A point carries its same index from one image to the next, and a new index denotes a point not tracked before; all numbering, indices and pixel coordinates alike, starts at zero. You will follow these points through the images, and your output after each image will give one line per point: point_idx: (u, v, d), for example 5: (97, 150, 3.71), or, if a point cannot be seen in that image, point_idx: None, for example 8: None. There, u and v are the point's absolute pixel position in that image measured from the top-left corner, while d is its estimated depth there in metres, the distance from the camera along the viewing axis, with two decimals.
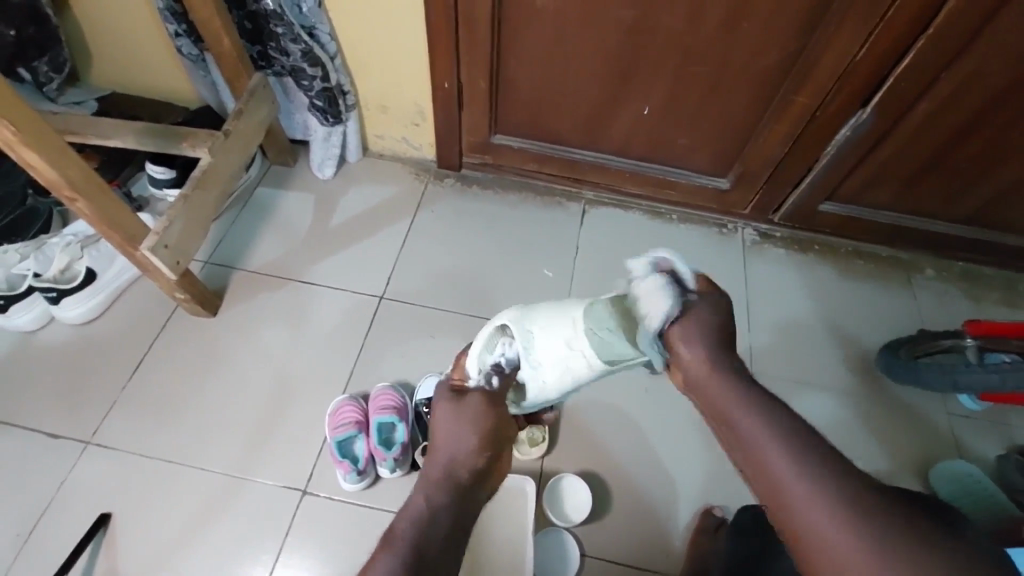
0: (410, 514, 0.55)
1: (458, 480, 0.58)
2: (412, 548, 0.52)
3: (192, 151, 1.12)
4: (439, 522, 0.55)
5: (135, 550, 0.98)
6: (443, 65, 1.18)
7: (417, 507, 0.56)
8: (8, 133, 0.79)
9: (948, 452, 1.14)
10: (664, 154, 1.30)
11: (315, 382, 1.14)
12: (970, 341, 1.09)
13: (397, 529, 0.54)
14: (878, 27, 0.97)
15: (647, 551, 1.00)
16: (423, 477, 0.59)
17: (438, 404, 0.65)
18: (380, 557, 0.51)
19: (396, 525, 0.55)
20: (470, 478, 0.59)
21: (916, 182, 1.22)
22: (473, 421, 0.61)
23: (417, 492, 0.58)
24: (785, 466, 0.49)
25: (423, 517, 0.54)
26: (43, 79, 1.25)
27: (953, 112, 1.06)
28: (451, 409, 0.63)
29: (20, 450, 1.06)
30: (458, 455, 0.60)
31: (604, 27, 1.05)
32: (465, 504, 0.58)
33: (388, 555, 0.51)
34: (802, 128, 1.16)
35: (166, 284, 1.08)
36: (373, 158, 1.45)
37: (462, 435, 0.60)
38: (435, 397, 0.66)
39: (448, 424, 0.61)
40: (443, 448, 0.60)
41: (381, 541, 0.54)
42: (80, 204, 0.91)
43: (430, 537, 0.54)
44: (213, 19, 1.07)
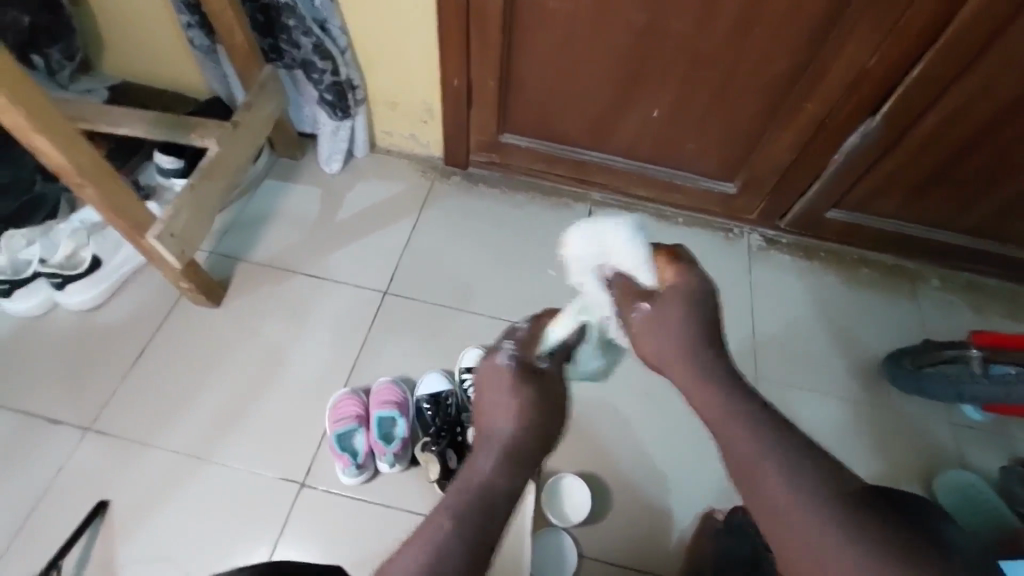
0: (469, 486, 0.55)
1: (514, 453, 0.59)
2: (469, 516, 0.52)
3: (200, 141, 1.12)
4: (494, 497, 0.55)
5: (132, 538, 0.98)
6: (453, 62, 1.18)
7: (471, 478, 0.56)
8: (18, 118, 0.79)
9: (949, 463, 1.13)
10: (671, 157, 1.30)
11: (316, 374, 1.14)
12: (975, 352, 1.06)
13: (455, 499, 0.54)
14: (891, 33, 0.96)
15: (644, 554, 1.00)
16: (475, 457, 0.59)
17: (486, 381, 0.66)
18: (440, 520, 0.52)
19: (451, 495, 0.55)
20: (526, 447, 0.61)
21: (924, 192, 1.21)
22: (518, 399, 0.62)
23: (470, 468, 0.58)
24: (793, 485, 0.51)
25: (485, 487, 0.55)
26: (56, 67, 1.25)
27: (964, 123, 1.06)
28: (508, 376, 0.64)
29: (20, 434, 1.06)
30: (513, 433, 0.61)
31: (615, 28, 1.05)
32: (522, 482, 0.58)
33: (443, 524, 0.51)
34: (810, 135, 1.16)
35: (171, 273, 1.09)
36: (381, 154, 1.45)
37: (513, 410, 0.62)
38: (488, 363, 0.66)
39: (500, 400, 0.63)
40: (494, 426, 0.62)
41: (434, 511, 0.53)
42: (88, 190, 0.91)
43: (486, 512, 0.53)
44: (225, 11, 1.08)
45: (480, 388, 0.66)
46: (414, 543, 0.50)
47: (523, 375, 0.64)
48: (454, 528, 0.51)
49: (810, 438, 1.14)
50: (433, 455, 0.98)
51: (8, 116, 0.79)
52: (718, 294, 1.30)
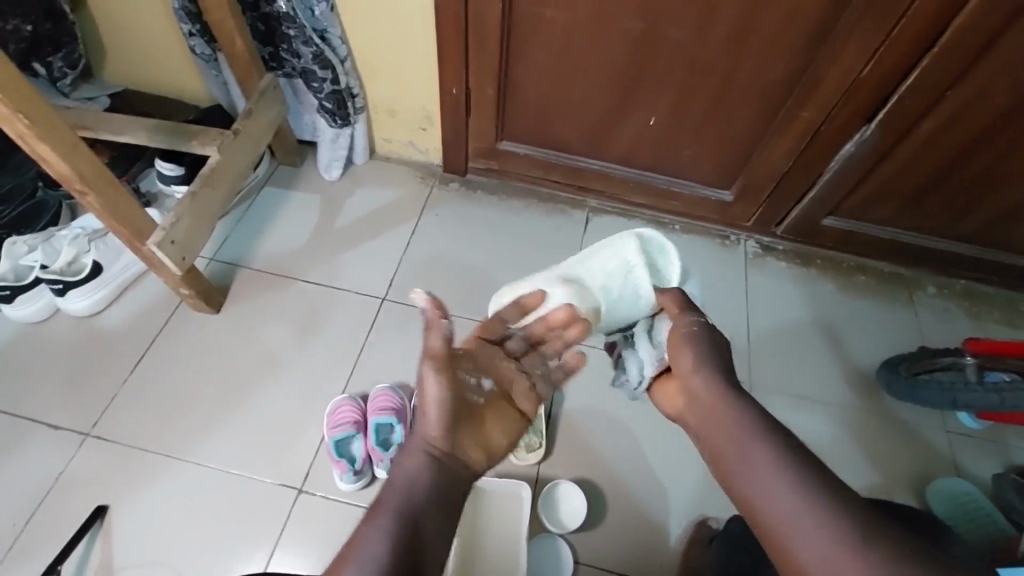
0: (398, 496, 0.53)
1: (438, 464, 0.57)
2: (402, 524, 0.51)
3: (201, 149, 1.13)
4: (420, 498, 0.54)
5: (130, 543, 0.98)
6: (452, 71, 1.19)
7: (395, 488, 0.54)
8: (22, 127, 0.80)
9: (945, 470, 1.13)
10: (668, 165, 1.31)
11: (314, 380, 1.15)
12: (969, 359, 1.09)
13: (381, 510, 0.52)
14: (884, 42, 0.97)
15: (640, 560, 1.00)
16: (399, 460, 0.56)
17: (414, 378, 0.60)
18: (367, 529, 0.51)
19: (378, 506, 0.53)
20: (455, 456, 0.59)
21: (918, 199, 1.22)
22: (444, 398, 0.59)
23: (394, 476, 0.55)
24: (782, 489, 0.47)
25: (410, 498, 0.53)
26: (57, 74, 1.27)
27: (956, 132, 1.07)
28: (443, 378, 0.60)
29: (19, 438, 1.06)
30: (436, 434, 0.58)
31: (612, 36, 1.06)
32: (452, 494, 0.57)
33: (375, 542, 0.49)
34: (806, 143, 1.17)
35: (172, 280, 1.09)
36: (380, 161, 1.47)
37: (439, 414, 0.58)
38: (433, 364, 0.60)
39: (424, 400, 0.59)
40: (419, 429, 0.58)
41: (360, 525, 0.51)
42: (90, 197, 0.92)
43: (413, 518, 0.52)
44: (227, 21, 1.09)
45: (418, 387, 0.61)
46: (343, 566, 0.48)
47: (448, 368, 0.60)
48: (388, 542, 0.49)
49: (805, 444, 1.14)
50: None
51: (12, 126, 0.80)
52: (715, 301, 1.31)
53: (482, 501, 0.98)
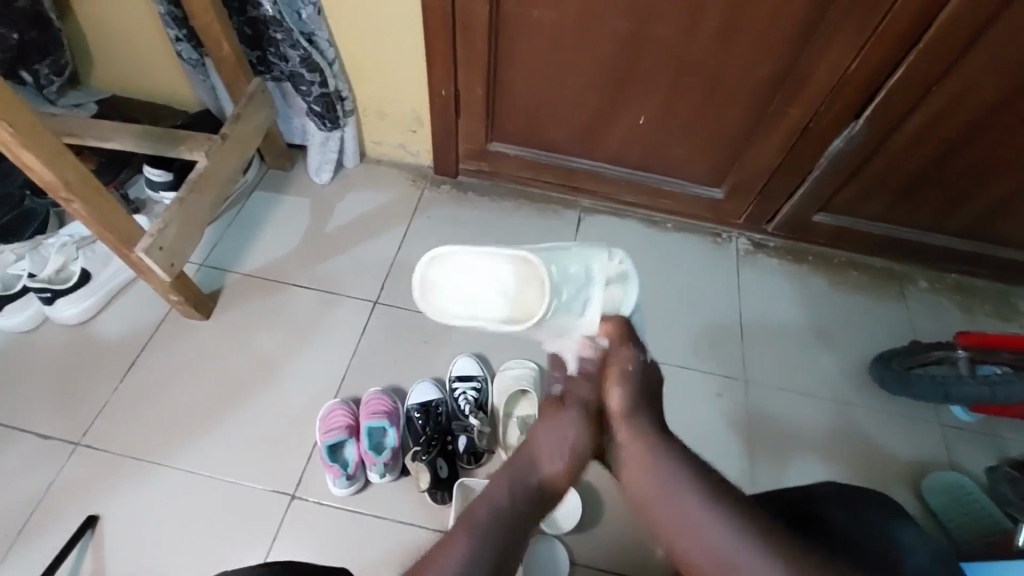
0: (496, 506, 0.62)
1: (537, 494, 0.64)
2: (495, 530, 0.60)
3: (189, 154, 1.12)
4: (518, 510, 0.62)
5: (122, 552, 0.98)
6: (441, 73, 1.19)
7: (492, 496, 0.63)
8: (5, 135, 0.79)
9: (939, 464, 1.14)
10: (659, 164, 1.31)
11: (307, 385, 1.14)
12: (961, 353, 1.09)
13: (478, 513, 0.61)
14: (870, 38, 0.98)
15: (636, 560, 1.00)
16: (497, 479, 0.65)
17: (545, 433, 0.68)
18: (460, 534, 0.60)
19: (475, 509, 0.62)
20: (550, 490, 0.66)
21: (908, 194, 1.23)
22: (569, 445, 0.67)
23: (494, 489, 0.64)
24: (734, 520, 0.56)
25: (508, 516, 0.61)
26: (44, 82, 1.26)
27: (944, 126, 1.07)
28: (556, 426, 0.68)
29: (9, 449, 1.05)
30: (546, 472, 0.66)
31: (600, 36, 1.06)
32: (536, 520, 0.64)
33: (468, 537, 0.59)
34: (796, 140, 1.17)
35: (161, 286, 1.09)
36: (370, 164, 1.46)
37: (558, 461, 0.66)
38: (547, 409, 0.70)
39: (545, 445, 0.67)
40: (529, 465, 0.65)
41: (460, 522, 0.61)
42: (76, 205, 0.91)
43: (502, 525, 0.61)
44: (213, 26, 1.08)
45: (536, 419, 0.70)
46: (440, 553, 0.58)
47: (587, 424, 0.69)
48: (478, 539, 0.59)
49: (800, 440, 1.14)
50: (423, 465, 0.99)
51: None
52: (708, 299, 1.31)
53: None
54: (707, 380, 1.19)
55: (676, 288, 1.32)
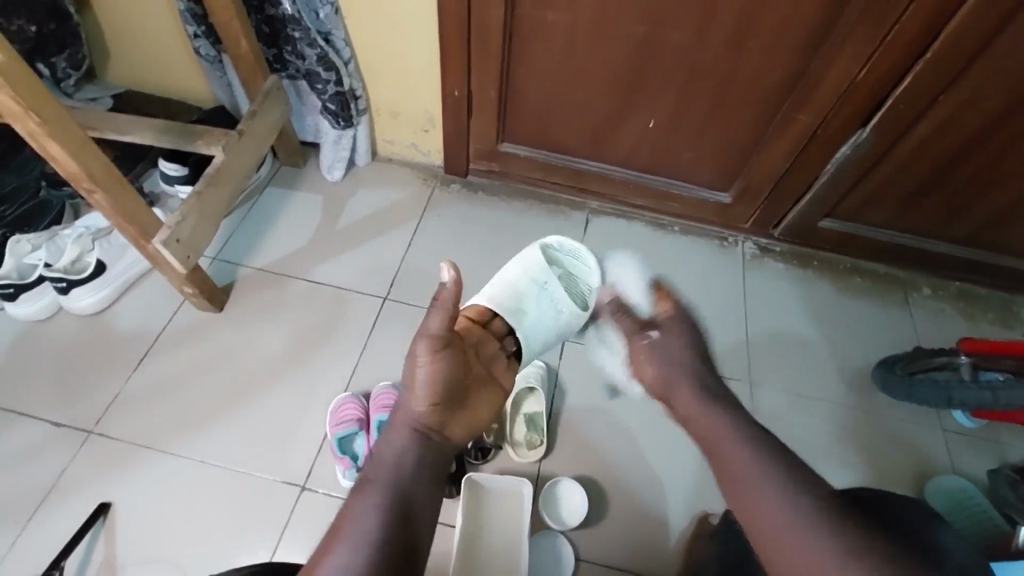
0: (383, 466, 0.69)
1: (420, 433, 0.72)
2: (383, 496, 0.65)
3: (206, 148, 1.14)
4: (412, 446, 0.71)
5: (133, 540, 0.99)
6: (455, 74, 1.21)
7: (382, 465, 0.69)
8: (34, 125, 0.81)
9: (941, 468, 1.15)
10: (668, 167, 1.33)
11: (317, 378, 1.16)
12: (963, 359, 1.10)
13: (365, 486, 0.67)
14: (878, 47, 1.00)
15: (641, 557, 1.01)
16: (390, 437, 0.72)
17: (406, 358, 0.75)
18: (357, 500, 0.65)
19: (367, 481, 0.68)
20: (431, 425, 0.73)
21: (913, 201, 1.25)
22: (426, 372, 0.73)
23: (387, 446, 0.72)
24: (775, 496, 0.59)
25: (395, 469, 0.68)
26: (62, 75, 1.28)
27: (949, 136, 1.09)
28: (415, 361, 0.73)
29: (23, 436, 1.07)
30: (419, 411, 0.73)
31: (612, 41, 1.08)
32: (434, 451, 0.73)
33: (363, 504, 0.65)
34: (803, 146, 1.19)
35: (176, 277, 1.10)
36: (382, 162, 1.48)
37: (426, 393, 0.72)
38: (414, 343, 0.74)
39: (409, 383, 0.73)
40: (408, 411, 0.73)
41: (355, 493, 0.67)
42: (98, 195, 0.93)
43: (397, 490, 0.67)
44: (233, 23, 1.10)
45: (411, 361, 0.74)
46: (341, 524, 0.63)
47: (435, 348, 0.73)
48: (375, 507, 0.64)
49: (803, 442, 1.16)
50: None
51: (23, 123, 0.81)
52: (713, 301, 1.32)
53: (484, 493, 0.99)
54: None
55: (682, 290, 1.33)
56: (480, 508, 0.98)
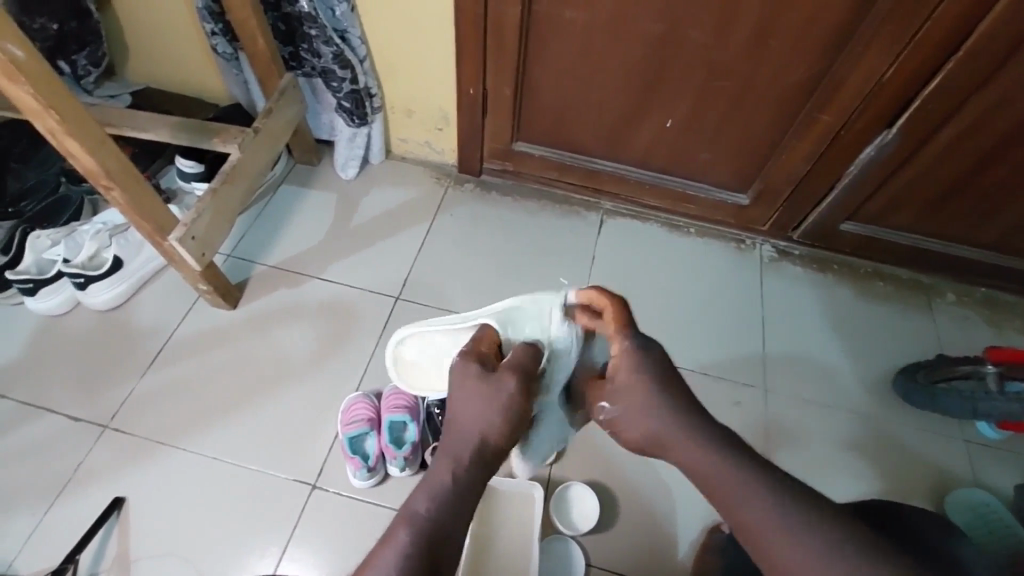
0: (431, 489, 0.55)
1: (477, 453, 0.59)
2: (433, 524, 0.52)
3: (223, 146, 1.14)
4: (463, 476, 0.57)
5: (146, 535, 1.00)
6: (470, 73, 1.20)
7: (435, 484, 0.56)
8: (52, 122, 0.82)
9: (963, 480, 1.12)
10: (685, 167, 1.31)
11: (329, 376, 1.16)
12: (990, 368, 1.08)
13: (418, 509, 0.53)
14: (906, 46, 0.96)
15: (652, 563, 0.99)
16: (443, 450, 0.59)
17: (469, 378, 0.63)
18: (401, 528, 0.52)
19: (415, 503, 0.54)
20: (493, 451, 0.60)
21: (939, 205, 1.21)
22: (504, 398, 0.62)
23: (442, 464, 0.58)
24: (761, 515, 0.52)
25: (442, 493, 0.55)
26: (82, 72, 1.29)
27: (978, 139, 1.06)
28: (479, 384, 0.62)
29: (41, 428, 1.08)
30: (483, 432, 0.60)
31: (630, 39, 1.06)
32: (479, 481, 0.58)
33: (409, 530, 0.52)
34: (826, 147, 1.16)
35: (192, 275, 1.11)
36: (396, 161, 1.48)
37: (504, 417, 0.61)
38: (461, 364, 0.65)
39: (471, 402, 0.61)
40: (468, 427, 0.60)
41: (399, 515, 0.54)
42: (116, 192, 0.93)
43: (445, 519, 0.53)
44: (249, 20, 1.10)
45: (463, 387, 0.63)
46: (380, 551, 0.51)
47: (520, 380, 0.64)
48: (420, 534, 0.51)
49: (821, 450, 1.13)
50: None
51: (40, 120, 0.82)
52: (730, 304, 1.30)
53: (494, 495, 0.99)
54: (726, 387, 1.18)
55: (697, 293, 1.31)
56: (490, 512, 0.97)
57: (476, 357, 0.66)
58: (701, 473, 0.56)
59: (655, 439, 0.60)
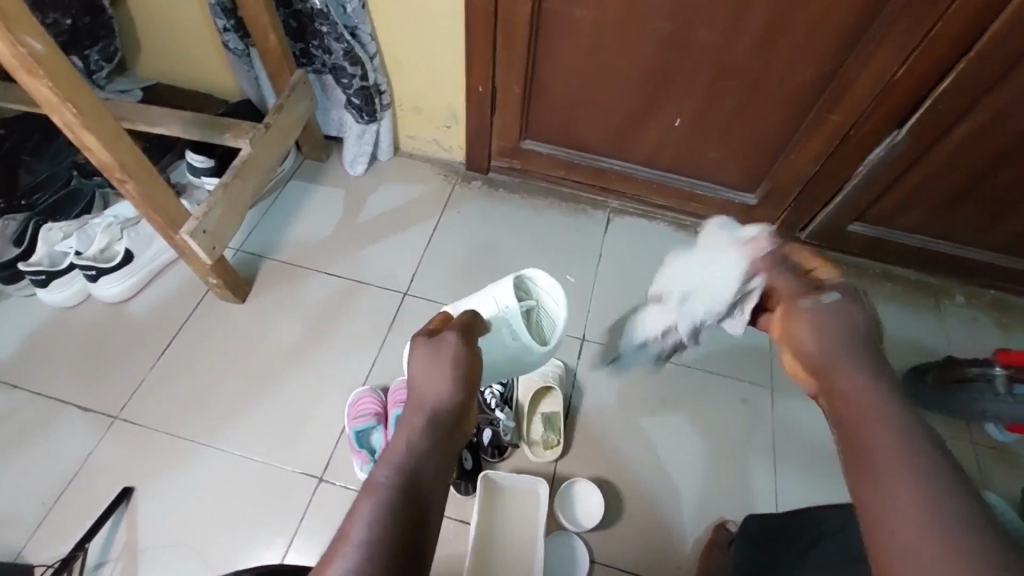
0: (393, 460, 0.52)
1: (438, 421, 0.57)
2: (398, 489, 0.49)
3: (234, 141, 1.15)
4: (427, 447, 0.54)
5: (154, 526, 1.00)
6: (480, 70, 1.20)
7: (395, 455, 0.53)
8: (70, 115, 0.83)
9: (971, 482, 1.11)
10: (693, 167, 1.31)
11: (336, 370, 1.16)
12: (999, 370, 1.06)
13: (379, 477, 0.50)
14: (918, 46, 0.96)
15: (656, 561, 1.00)
16: (403, 424, 0.56)
17: (419, 348, 0.62)
18: (364, 500, 0.49)
19: (374, 474, 0.51)
20: (451, 419, 0.58)
21: (949, 206, 1.20)
22: (454, 364, 0.61)
23: (397, 435, 0.55)
24: (903, 470, 0.41)
25: (405, 462, 0.52)
26: (95, 68, 1.30)
27: (990, 139, 1.05)
28: (426, 350, 0.62)
29: (51, 419, 1.09)
30: (438, 401, 0.58)
31: (640, 38, 1.07)
32: (450, 455, 0.56)
33: (374, 500, 0.48)
34: (835, 147, 1.16)
35: (202, 268, 1.12)
36: (404, 157, 1.48)
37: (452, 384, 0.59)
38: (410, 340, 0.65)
39: (420, 371, 0.60)
40: (427, 396, 0.58)
41: (363, 490, 0.50)
42: (130, 185, 0.94)
43: (414, 482, 0.50)
44: (261, 16, 1.11)
45: (413, 358, 0.62)
46: (346, 529, 0.46)
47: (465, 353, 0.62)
48: (385, 504, 0.48)
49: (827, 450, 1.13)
50: None
51: (58, 113, 0.83)
52: None
53: (499, 492, 0.99)
54: (731, 386, 1.18)
55: None
56: (495, 508, 0.98)
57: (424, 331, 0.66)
58: (854, 398, 0.48)
59: (826, 366, 0.52)
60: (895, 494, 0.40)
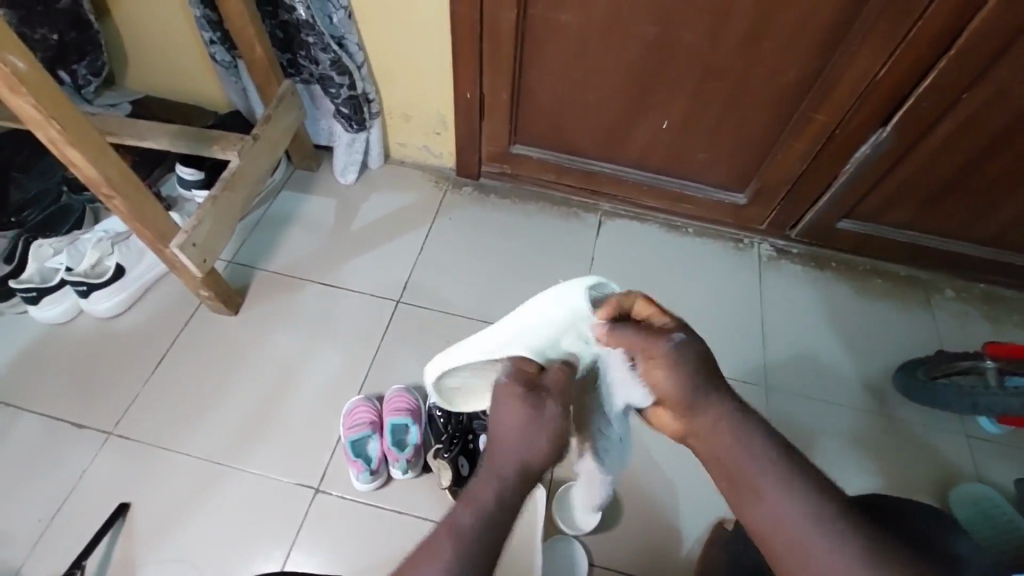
0: (473, 509, 0.53)
1: (519, 474, 0.57)
2: (478, 539, 0.52)
3: (222, 153, 1.15)
4: (505, 501, 0.55)
5: (151, 542, 1.00)
6: (467, 76, 1.21)
7: (476, 502, 0.54)
8: (55, 132, 0.83)
9: (965, 475, 1.12)
10: (682, 168, 1.31)
11: (331, 380, 1.16)
12: (989, 363, 1.08)
13: (464, 524, 0.52)
14: (900, 45, 0.97)
15: (655, 562, 1.00)
16: (480, 477, 0.57)
17: (509, 396, 0.60)
18: (443, 539, 0.52)
19: (456, 516, 0.53)
20: (537, 470, 0.58)
21: (935, 201, 1.21)
22: (548, 417, 0.59)
23: (479, 487, 0.55)
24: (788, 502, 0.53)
25: (486, 512, 0.53)
26: (82, 82, 1.30)
27: (974, 133, 1.06)
28: (522, 410, 0.59)
29: (45, 436, 1.09)
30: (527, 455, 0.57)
31: (624, 41, 1.07)
32: (520, 499, 0.56)
33: (452, 544, 0.51)
34: (821, 146, 1.17)
35: (192, 281, 1.12)
36: (394, 165, 1.49)
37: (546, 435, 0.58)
38: (501, 388, 0.61)
39: (510, 420, 0.59)
40: (512, 450, 0.57)
41: (442, 526, 0.53)
42: (117, 201, 0.94)
43: (489, 533, 0.52)
44: (247, 28, 1.11)
45: (502, 403, 0.61)
46: (424, 565, 0.50)
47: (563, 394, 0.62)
48: (465, 553, 0.50)
49: (822, 447, 1.13)
50: (446, 462, 0.97)
51: (44, 131, 0.83)
52: (730, 304, 1.30)
53: None
54: None
55: (696, 291, 1.32)
56: None
57: (519, 376, 0.62)
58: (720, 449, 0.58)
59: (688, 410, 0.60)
60: (776, 505, 0.54)
